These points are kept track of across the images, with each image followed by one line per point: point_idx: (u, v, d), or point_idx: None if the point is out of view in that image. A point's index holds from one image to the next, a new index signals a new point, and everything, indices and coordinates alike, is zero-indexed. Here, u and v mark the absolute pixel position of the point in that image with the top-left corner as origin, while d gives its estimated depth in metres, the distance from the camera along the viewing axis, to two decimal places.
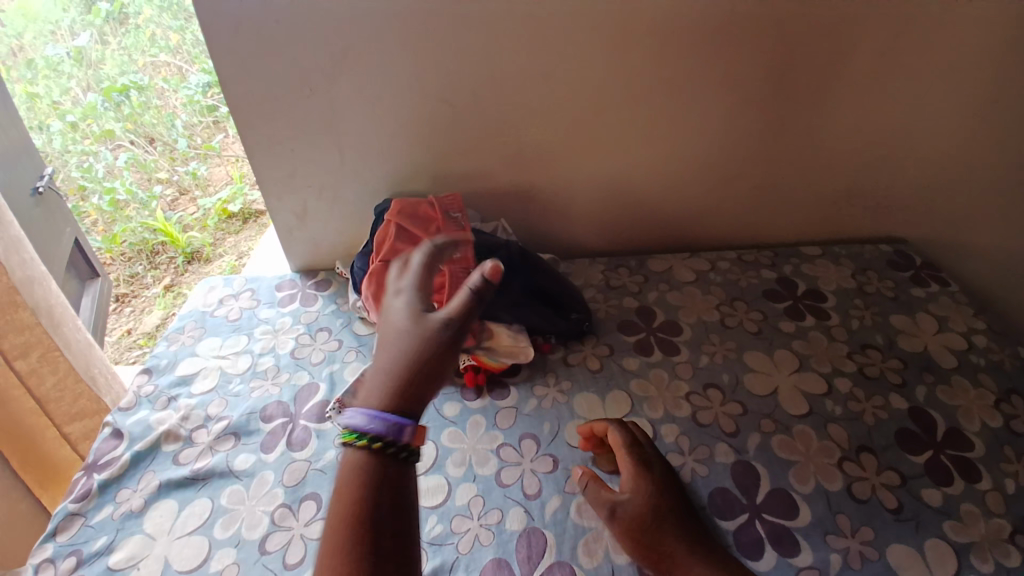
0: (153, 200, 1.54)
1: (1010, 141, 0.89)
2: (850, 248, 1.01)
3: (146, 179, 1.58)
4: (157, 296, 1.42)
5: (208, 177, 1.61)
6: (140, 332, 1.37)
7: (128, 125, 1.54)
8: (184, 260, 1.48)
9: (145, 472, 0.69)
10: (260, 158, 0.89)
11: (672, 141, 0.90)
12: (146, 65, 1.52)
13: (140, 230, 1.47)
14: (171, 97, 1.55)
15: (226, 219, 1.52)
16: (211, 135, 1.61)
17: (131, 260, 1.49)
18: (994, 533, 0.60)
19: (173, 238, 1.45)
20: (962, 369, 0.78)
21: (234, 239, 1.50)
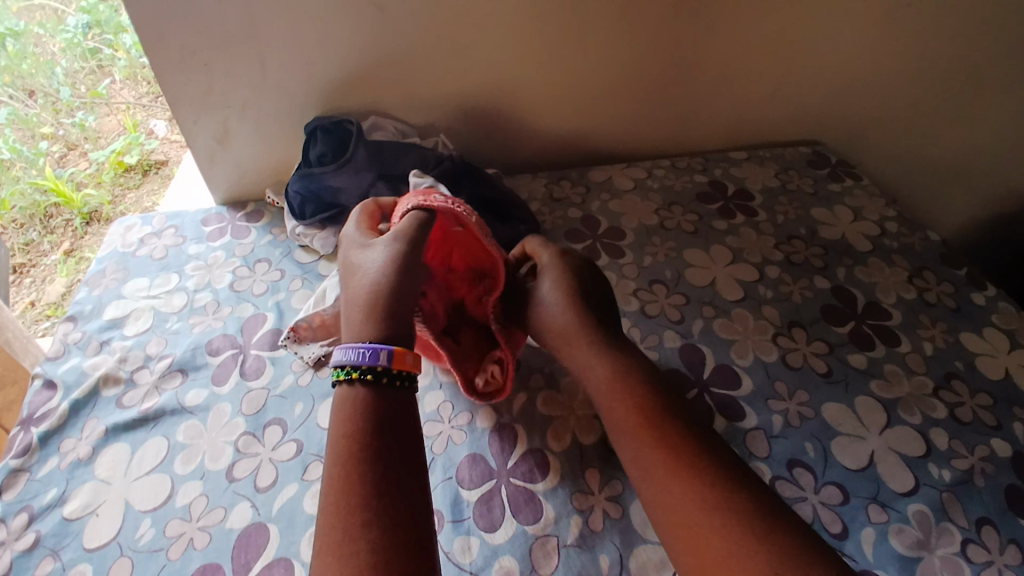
0: (42, 157, 1.27)
1: (915, 41, 0.94)
2: (772, 150, 1.06)
3: (29, 136, 1.28)
4: (58, 263, 1.26)
5: (99, 129, 1.34)
6: (45, 303, 1.24)
7: (3, 78, 1.22)
8: (82, 222, 1.29)
9: (87, 420, 0.65)
10: (170, 74, 0.81)
11: (608, 47, 0.89)
12: (21, 10, 1.22)
13: (30, 190, 1.25)
14: (50, 43, 1.26)
15: (122, 172, 1.33)
16: (97, 82, 1.32)
17: (22, 226, 1.26)
18: (918, 390, 0.69)
19: (66, 198, 1.26)
20: (878, 251, 0.86)
21: (136, 194, 1.32)
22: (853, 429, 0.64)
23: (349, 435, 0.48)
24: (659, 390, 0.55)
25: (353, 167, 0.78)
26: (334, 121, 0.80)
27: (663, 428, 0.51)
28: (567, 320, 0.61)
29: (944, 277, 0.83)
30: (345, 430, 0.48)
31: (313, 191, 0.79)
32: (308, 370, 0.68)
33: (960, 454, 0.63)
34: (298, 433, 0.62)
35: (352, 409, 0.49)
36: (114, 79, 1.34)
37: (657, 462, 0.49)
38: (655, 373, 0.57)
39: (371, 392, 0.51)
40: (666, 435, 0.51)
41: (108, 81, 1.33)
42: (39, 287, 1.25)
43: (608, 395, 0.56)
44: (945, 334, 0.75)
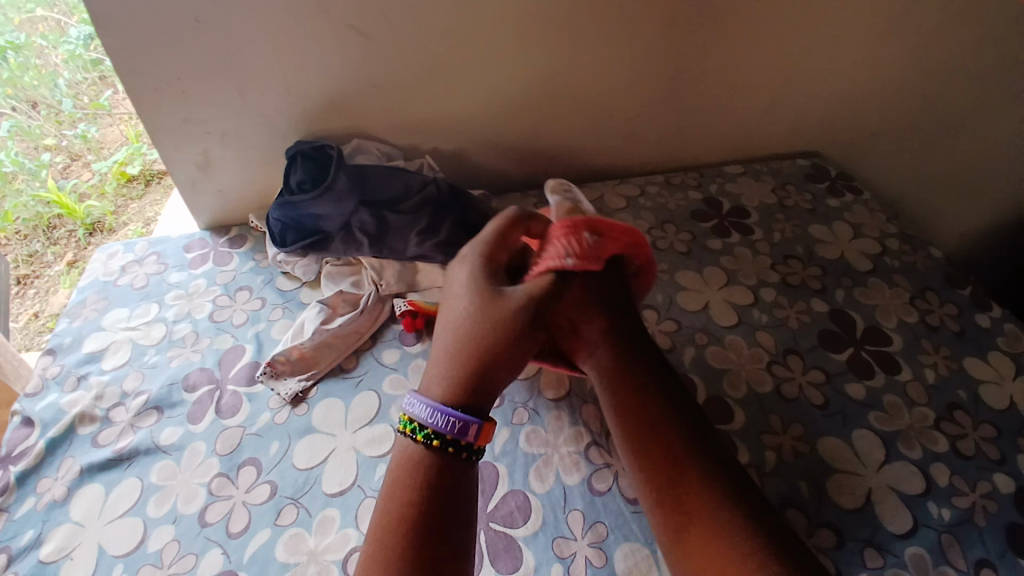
0: (44, 168, 1.28)
1: (915, 52, 0.91)
2: (770, 164, 1.03)
3: (31, 147, 1.29)
4: (62, 275, 1.25)
5: (102, 140, 1.33)
6: (48, 315, 1.24)
7: (7, 90, 1.24)
8: (85, 233, 1.28)
9: (63, 459, 0.64)
10: (149, 102, 0.79)
11: (596, 64, 0.87)
12: (23, 22, 1.22)
13: (33, 203, 1.25)
14: (52, 54, 1.25)
15: (125, 183, 1.32)
16: (99, 93, 1.30)
17: (26, 237, 1.27)
18: (920, 421, 0.66)
19: (69, 209, 1.26)
20: (878, 271, 0.83)
21: (138, 205, 1.31)
22: (851, 465, 0.62)
23: (408, 487, 0.48)
24: (654, 382, 0.55)
25: (334, 195, 0.76)
26: (313, 146, 0.79)
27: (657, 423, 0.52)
28: (612, 364, 0.57)
29: (947, 298, 0.79)
30: (403, 475, 0.49)
31: (294, 219, 0.77)
32: (285, 407, 0.66)
33: (962, 492, 0.60)
34: (273, 474, 0.60)
35: (412, 463, 0.50)
36: (117, 89, 1.32)
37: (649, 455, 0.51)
38: (686, 410, 0.53)
39: (435, 460, 0.50)
40: (659, 456, 0.51)
41: (111, 91, 1.31)
42: (41, 299, 1.25)
43: (619, 407, 0.54)
44: (948, 360, 0.72)
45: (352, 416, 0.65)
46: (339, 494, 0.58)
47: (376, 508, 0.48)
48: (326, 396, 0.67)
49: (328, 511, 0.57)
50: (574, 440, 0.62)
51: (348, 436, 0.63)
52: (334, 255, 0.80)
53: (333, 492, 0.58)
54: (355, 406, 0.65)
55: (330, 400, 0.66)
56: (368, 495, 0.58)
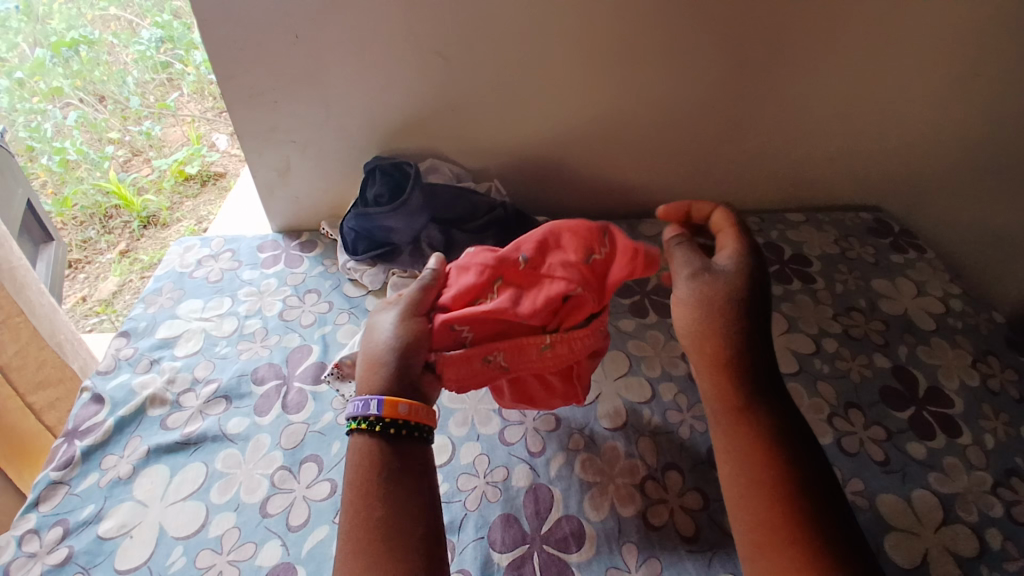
0: (106, 160, 1.38)
1: (987, 113, 0.91)
2: (831, 215, 1.03)
3: (96, 139, 1.40)
4: (113, 262, 1.31)
5: (163, 138, 1.44)
6: (96, 300, 1.29)
7: (76, 82, 1.36)
8: (140, 225, 1.35)
9: (130, 438, 0.66)
10: (241, 109, 0.84)
11: (666, 104, 0.89)
12: (95, 19, 1.36)
13: (92, 192, 1.33)
14: (122, 53, 1.40)
15: (182, 181, 1.39)
16: (164, 94, 1.44)
17: (82, 224, 1.34)
18: (978, 485, 0.64)
19: (127, 201, 1.32)
20: (942, 331, 0.81)
21: (193, 203, 1.38)
22: (908, 524, 0.60)
23: (362, 476, 0.48)
24: (755, 370, 0.52)
25: (408, 210, 0.79)
26: (393, 163, 0.82)
27: (752, 423, 0.50)
28: (714, 340, 0.52)
29: (1009, 363, 0.78)
30: (362, 460, 0.49)
31: (367, 230, 0.81)
32: (347, 409, 0.68)
33: (1014, 558, 0.58)
34: (332, 474, 0.62)
35: (362, 457, 0.49)
36: (182, 93, 1.45)
37: (746, 457, 0.49)
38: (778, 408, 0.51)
39: (406, 446, 0.51)
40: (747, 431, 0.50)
41: (176, 94, 1.44)
42: (91, 284, 1.31)
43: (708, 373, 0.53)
44: (1007, 426, 0.70)
45: None
46: None
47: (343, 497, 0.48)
48: None
49: None
50: (631, 472, 0.62)
51: None
52: (401, 267, 0.82)
53: None
54: None
55: None
56: None
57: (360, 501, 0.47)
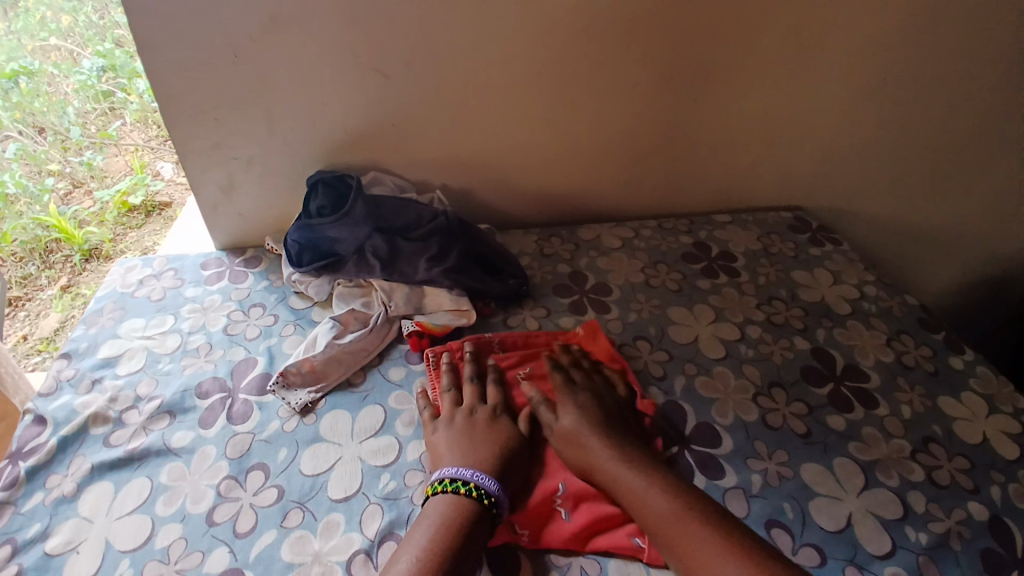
0: (47, 193, 1.30)
1: (890, 119, 0.99)
2: (755, 214, 1.09)
3: (35, 172, 1.32)
4: (54, 298, 1.24)
5: (106, 168, 1.41)
6: (38, 337, 1.20)
7: (15, 114, 1.25)
8: (82, 258, 1.29)
9: (73, 457, 0.66)
10: (183, 128, 0.86)
11: (598, 116, 0.94)
12: (36, 49, 1.26)
13: (31, 226, 1.25)
14: (63, 83, 1.32)
15: (126, 213, 1.36)
16: (107, 123, 1.41)
17: (21, 260, 1.26)
18: (896, 453, 0.69)
19: (68, 234, 1.26)
20: (857, 314, 0.88)
21: (137, 233, 1.34)
22: (831, 490, 0.65)
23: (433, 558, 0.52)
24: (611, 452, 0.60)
25: (351, 220, 0.82)
26: (335, 176, 0.85)
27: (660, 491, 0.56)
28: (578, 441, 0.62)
29: (921, 341, 0.84)
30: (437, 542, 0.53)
31: (312, 240, 0.83)
32: (293, 416, 0.69)
33: (936, 518, 0.63)
34: (280, 479, 0.62)
35: (444, 535, 0.53)
36: (125, 122, 1.44)
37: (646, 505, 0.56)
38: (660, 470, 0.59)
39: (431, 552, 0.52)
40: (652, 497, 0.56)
41: (119, 122, 1.42)
42: (31, 322, 1.23)
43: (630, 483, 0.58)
44: (922, 398, 0.76)
45: (358, 427, 0.68)
46: (344, 500, 0.60)
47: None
48: (332, 408, 0.70)
49: (332, 516, 0.59)
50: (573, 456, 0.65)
51: (354, 445, 0.66)
52: (347, 277, 0.84)
53: (339, 497, 0.61)
54: (361, 418, 0.69)
55: (338, 411, 0.70)
56: (372, 501, 0.60)
57: None
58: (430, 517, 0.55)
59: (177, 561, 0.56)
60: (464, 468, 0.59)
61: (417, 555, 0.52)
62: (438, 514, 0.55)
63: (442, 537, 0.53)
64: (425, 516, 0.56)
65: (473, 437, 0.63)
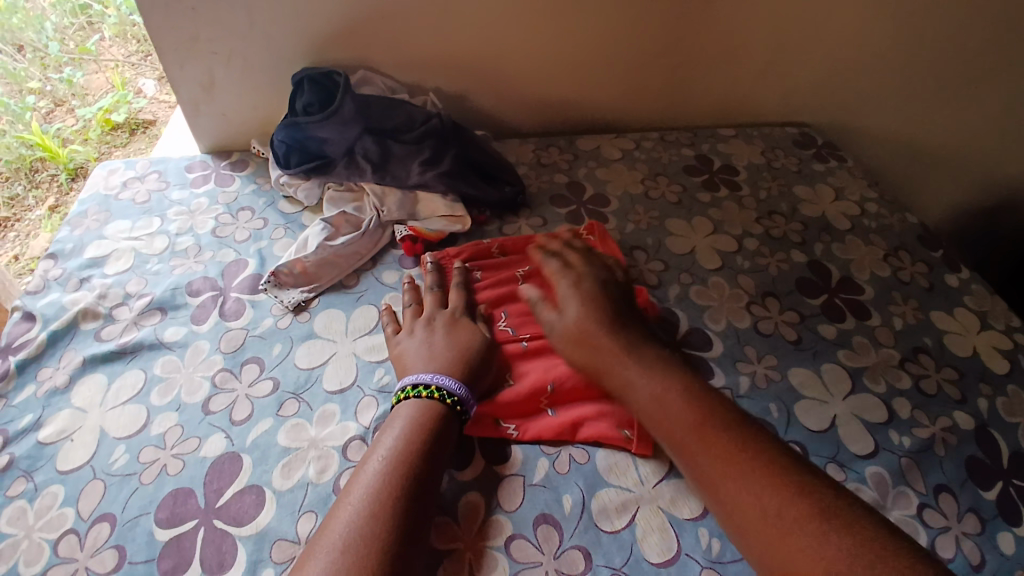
0: (29, 111, 1.25)
1: (906, 26, 0.94)
2: (760, 129, 1.06)
3: (16, 90, 1.27)
4: (42, 218, 1.18)
5: (86, 86, 1.33)
6: (28, 257, 1.13)
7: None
8: (68, 178, 1.23)
9: (64, 351, 0.66)
10: (157, 16, 0.80)
11: (600, 15, 0.88)
12: None
13: (14, 144, 1.20)
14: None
15: (110, 130, 1.29)
16: (85, 38, 1.37)
17: (7, 180, 1.20)
18: (885, 361, 0.70)
19: (52, 152, 1.20)
20: (856, 230, 0.87)
21: (123, 152, 1.27)
22: (819, 393, 0.66)
23: (402, 459, 0.51)
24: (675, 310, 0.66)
25: (340, 118, 0.78)
26: (322, 72, 0.81)
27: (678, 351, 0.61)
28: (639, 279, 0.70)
29: (919, 257, 0.84)
30: (405, 444, 0.53)
31: (299, 141, 0.80)
32: (287, 314, 0.69)
33: (922, 424, 0.64)
34: (275, 372, 0.63)
35: (411, 437, 0.53)
36: (103, 36, 1.39)
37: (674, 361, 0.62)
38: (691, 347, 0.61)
39: (400, 451, 0.52)
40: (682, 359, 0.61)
41: (97, 37, 1.38)
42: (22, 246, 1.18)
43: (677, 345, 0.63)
44: (916, 310, 0.77)
45: (352, 326, 0.68)
46: (339, 392, 0.61)
47: (359, 491, 0.49)
48: (326, 307, 0.70)
49: (328, 407, 0.60)
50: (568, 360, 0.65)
51: (348, 342, 0.66)
52: (337, 181, 0.81)
53: (333, 390, 0.61)
54: (355, 317, 0.69)
55: (332, 310, 0.70)
56: (367, 394, 0.61)
57: (379, 508, 0.48)
58: (401, 418, 0.55)
59: (175, 447, 0.57)
60: (426, 373, 0.59)
61: (386, 455, 0.52)
62: (407, 417, 0.55)
63: (411, 437, 0.53)
64: (391, 422, 0.55)
65: (452, 336, 0.63)
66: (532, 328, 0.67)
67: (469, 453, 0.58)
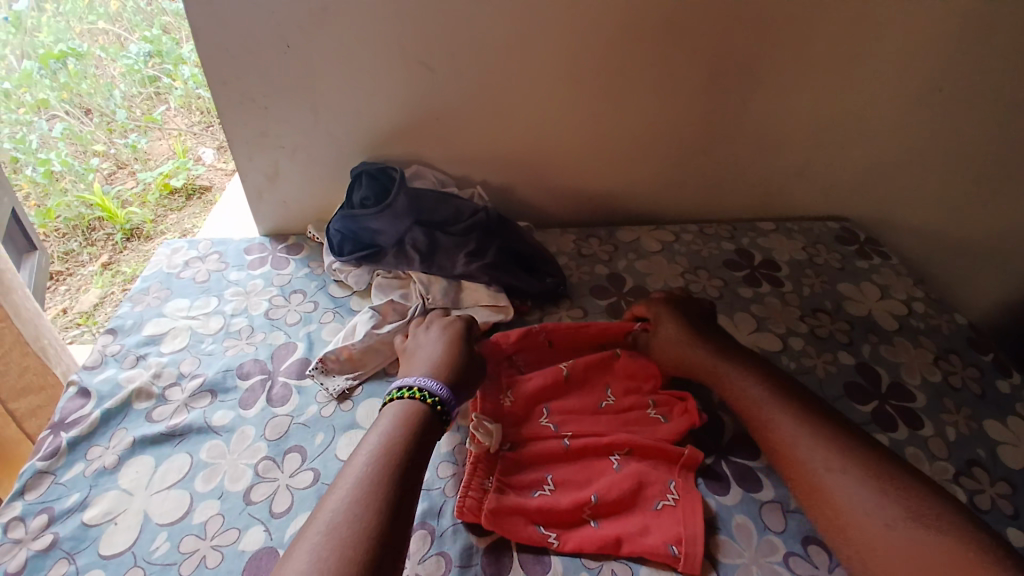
0: (91, 172, 1.36)
1: (945, 131, 0.95)
2: (800, 223, 1.06)
3: (82, 151, 1.40)
4: (95, 275, 1.26)
5: (149, 151, 1.44)
6: (77, 311, 1.21)
7: (63, 94, 1.38)
8: (123, 237, 1.32)
9: (116, 430, 0.68)
10: (233, 115, 0.88)
11: (641, 117, 0.93)
12: (84, 32, 1.41)
13: (76, 203, 1.29)
14: (110, 67, 1.43)
15: (167, 195, 1.38)
16: (151, 107, 1.47)
17: (64, 236, 1.30)
18: (940, 474, 0.67)
19: (112, 213, 1.30)
20: (904, 331, 0.85)
21: (177, 215, 1.35)
22: None
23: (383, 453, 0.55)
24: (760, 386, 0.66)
25: (393, 212, 0.82)
26: (378, 167, 0.86)
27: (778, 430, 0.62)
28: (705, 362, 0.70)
29: (969, 361, 0.81)
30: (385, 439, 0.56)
31: (353, 231, 0.84)
32: (331, 402, 0.70)
33: None
34: (316, 463, 0.63)
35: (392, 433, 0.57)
36: (169, 106, 1.49)
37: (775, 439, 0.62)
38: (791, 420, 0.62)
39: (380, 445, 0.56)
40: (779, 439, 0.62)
41: (163, 107, 1.48)
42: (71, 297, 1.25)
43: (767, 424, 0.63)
44: (968, 419, 0.73)
45: None
46: None
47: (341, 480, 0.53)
48: (369, 396, 0.71)
49: None
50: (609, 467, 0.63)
51: None
52: (386, 268, 0.85)
53: None
54: None
55: (374, 399, 0.70)
56: None
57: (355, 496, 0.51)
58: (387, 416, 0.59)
59: (214, 538, 0.57)
60: None
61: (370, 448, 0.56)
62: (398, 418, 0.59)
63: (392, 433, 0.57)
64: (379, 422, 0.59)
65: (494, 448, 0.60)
66: (570, 427, 0.67)
67: (508, 562, 0.56)
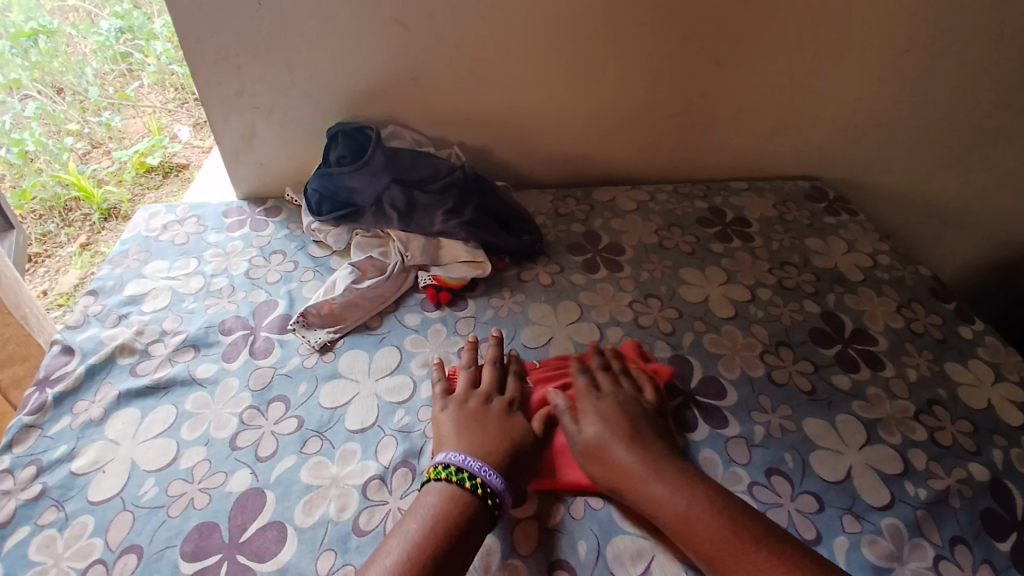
0: (65, 152, 1.34)
1: (914, 89, 0.97)
2: (772, 182, 1.09)
3: (55, 131, 1.36)
4: (74, 256, 1.25)
5: (123, 130, 1.43)
6: (58, 292, 1.20)
7: (35, 74, 1.33)
8: (100, 217, 1.31)
9: (101, 385, 0.69)
10: (207, 75, 0.87)
11: (617, 77, 0.94)
12: (54, 10, 1.37)
13: (52, 183, 1.28)
14: (81, 43, 1.39)
15: (144, 172, 1.37)
16: (124, 84, 1.45)
17: (41, 217, 1.27)
18: (899, 412, 0.70)
19: (87, 192, 1.28)
20: (868, 282, 0.89)
21: (154, 194, 1.34)
22: (834, 444, 0.66)
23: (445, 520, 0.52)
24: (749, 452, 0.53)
25: (369, 170, 0.83)
26: (355, 127, 0.86)
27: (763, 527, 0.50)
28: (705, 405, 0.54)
29: (931, 309, 0.85)
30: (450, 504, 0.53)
31: (330, 190, 0.84)
32: (313, 353, 0.72)
33: (937, 475, 0.64)
34: (299, 410, 0.65)
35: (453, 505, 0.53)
36: (142, 83, 1.47)
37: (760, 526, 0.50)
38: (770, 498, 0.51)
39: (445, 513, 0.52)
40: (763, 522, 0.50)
41: (136, 83, 1.45)
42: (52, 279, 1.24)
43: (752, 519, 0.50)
44: (930, 362, 0.77)
45: (374, 366, 0.70)
46: (360, 432, 0.63)
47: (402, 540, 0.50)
48: (351, 348, 0.73)
49: (349, 445, 0.62)
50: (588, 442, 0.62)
51: (370, 383, 0.68)
52: (365, 228, 0.86)
53: (355, 429, 0.63)
54: (377, 359, 0.71)
55: (356, 351, 0.72)
56: (387, 433, 0.63)
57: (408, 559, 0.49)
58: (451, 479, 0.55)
59: (202, 481, 0.59)
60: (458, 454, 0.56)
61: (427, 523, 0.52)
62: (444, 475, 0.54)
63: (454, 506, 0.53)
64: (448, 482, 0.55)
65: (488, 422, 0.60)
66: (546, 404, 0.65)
67: None
